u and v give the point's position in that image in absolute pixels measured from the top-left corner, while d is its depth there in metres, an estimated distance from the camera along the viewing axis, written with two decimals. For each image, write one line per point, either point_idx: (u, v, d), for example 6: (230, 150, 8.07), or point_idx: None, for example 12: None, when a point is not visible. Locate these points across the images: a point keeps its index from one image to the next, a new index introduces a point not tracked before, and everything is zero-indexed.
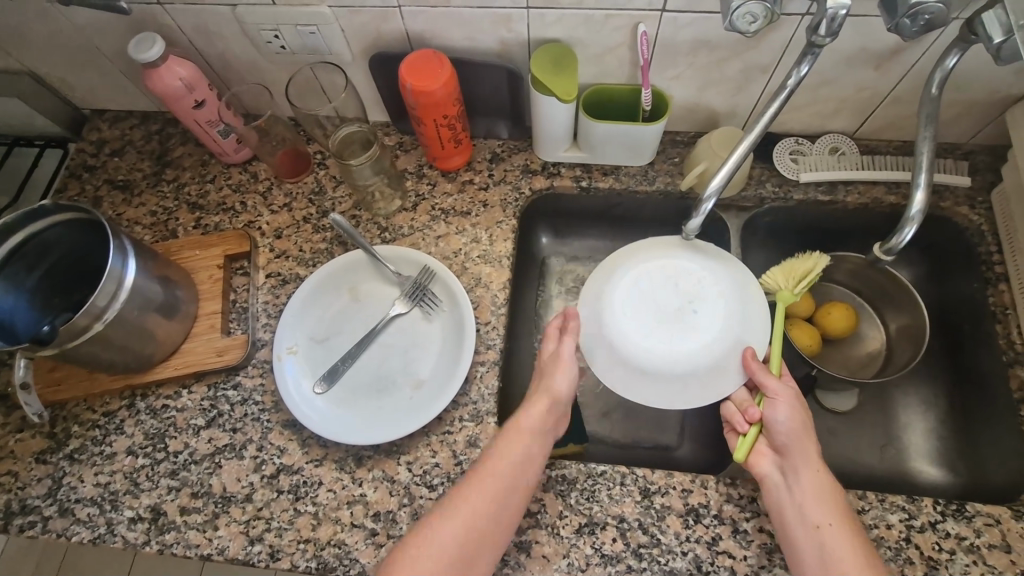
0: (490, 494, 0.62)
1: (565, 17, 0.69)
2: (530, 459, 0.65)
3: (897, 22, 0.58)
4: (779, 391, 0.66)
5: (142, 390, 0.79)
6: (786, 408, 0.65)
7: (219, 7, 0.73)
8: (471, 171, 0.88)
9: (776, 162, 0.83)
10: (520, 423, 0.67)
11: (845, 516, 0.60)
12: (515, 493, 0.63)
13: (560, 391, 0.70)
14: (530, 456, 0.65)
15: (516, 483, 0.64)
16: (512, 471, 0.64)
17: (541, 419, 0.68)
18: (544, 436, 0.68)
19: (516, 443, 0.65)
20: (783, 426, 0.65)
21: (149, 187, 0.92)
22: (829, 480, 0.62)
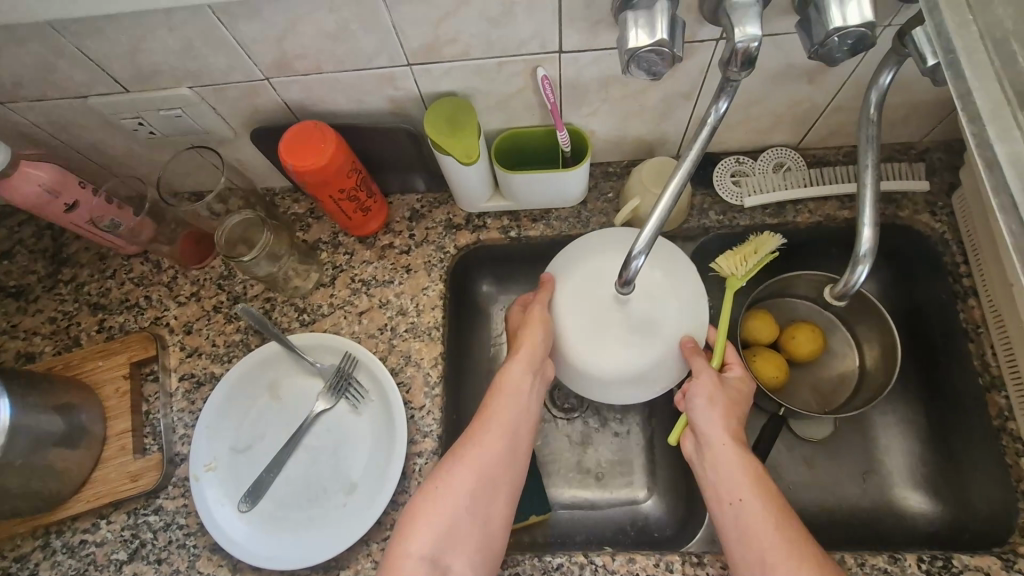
0: (468, 480, 0.60)
1: (454, 70, 0.61)
2: (506, 443, 0.63)
3: (821, 46, 0.49)
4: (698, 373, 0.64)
5: (57, 526, 0.71)
6: (700, 387, 0.63)
7: (69, 100, 0.65)
8: (390, 233, 0.80)
9: (718, 188, 0.75)
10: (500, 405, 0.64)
11: (760, 490, 0.58)
12: (494, 484, 0.62)
13: (527, 375, 0.66)
14: (508, 441, 0.63)
15: (497, 465, 0.62)
16: (489, 456, 0.62)
17: (513, 402, 0.65)
18: (521, 422, 0.65)
19: (490, 429, 0.63)
20: (697, 405, 0.63)
21: (45, 292, 0.83)
22: (743, 455, 0.60)
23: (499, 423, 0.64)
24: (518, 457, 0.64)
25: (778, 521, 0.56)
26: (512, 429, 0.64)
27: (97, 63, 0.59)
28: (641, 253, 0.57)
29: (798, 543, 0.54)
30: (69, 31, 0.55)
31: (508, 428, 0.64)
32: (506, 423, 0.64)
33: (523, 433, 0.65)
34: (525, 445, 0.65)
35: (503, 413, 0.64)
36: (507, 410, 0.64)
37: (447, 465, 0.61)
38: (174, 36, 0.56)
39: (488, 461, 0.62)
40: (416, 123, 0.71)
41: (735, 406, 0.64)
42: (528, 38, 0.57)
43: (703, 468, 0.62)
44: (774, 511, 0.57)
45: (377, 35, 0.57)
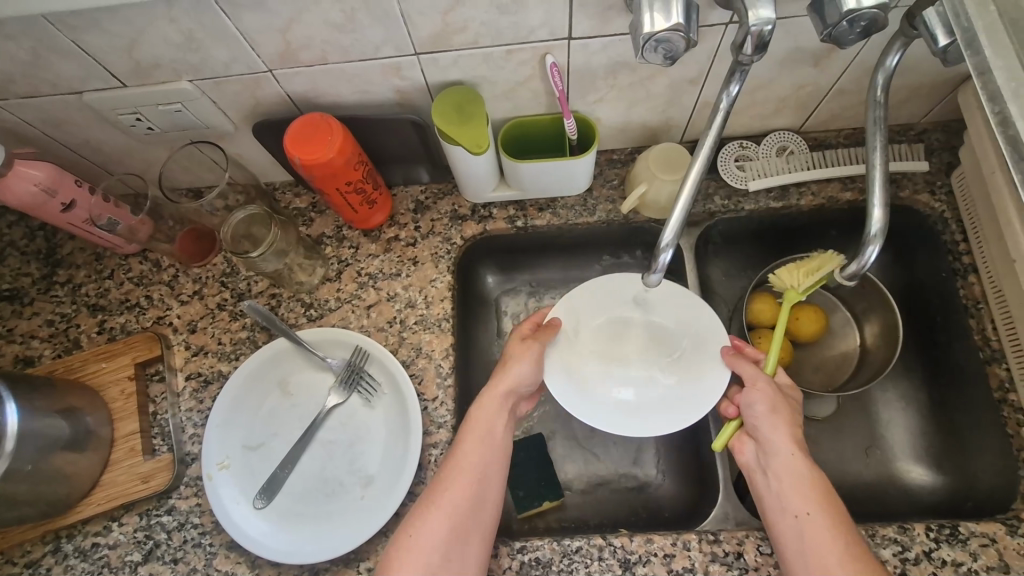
0: (440, 529, 0.60)
1: (462, 59, 0.61)
2: (475, 489, 0.62)
3: (834, 29, 0.50)
4: (757, 381, 0.65)
5: (67, 530, 0.70)
6: (758, 394, 0.64)
7: (63, 97, 0.63)
8: (395, 226, 0.80)
9: (722, 172, 0.76)
10: (473, 423, 0.66)
11: (823, 500, 0.58)
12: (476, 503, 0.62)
13: (499, 410, 0.67)
14: (479, 480, 0.63)
15: (471, 509, 0.61)
16: (461, 501, 0.61)
17: (481, 442, 0.65)
18: (491, 460, 0.64)
19: (461, 473, 0.62)
20: (756, 412, 0.64)
21: (40, 294, 0.81)
22: (807, 466, 0.60)
23: (470, 459, 0.63)
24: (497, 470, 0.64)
25: (841, 530, 0.56)
26: (483, 464, 0.64)
27: (92, 56, 0.57)
28: (670, 245, 0.60)
29: (863, 555, 0.55)
30: (65, 23, 0.53)
31: (478, 470, 0.63)
32: (477, 447, 0.64)
33: (494, 471, 0.64)
34: (496, 489, 0.64)
35: (472, 451, 0.64)
36: (473, 450, 0.64)
37: (419, 513, 0.61)
38: (175, 27, 0.54)
39: (460, 502, 0.61)
40: (422, 113, 0.70)
41: (795, 414, 0.64)
42: (538, 26, 0.57)
43: (762, 481, 0.62)
44: (836, 522, 0.57)
45: (383, 24, 0.55)
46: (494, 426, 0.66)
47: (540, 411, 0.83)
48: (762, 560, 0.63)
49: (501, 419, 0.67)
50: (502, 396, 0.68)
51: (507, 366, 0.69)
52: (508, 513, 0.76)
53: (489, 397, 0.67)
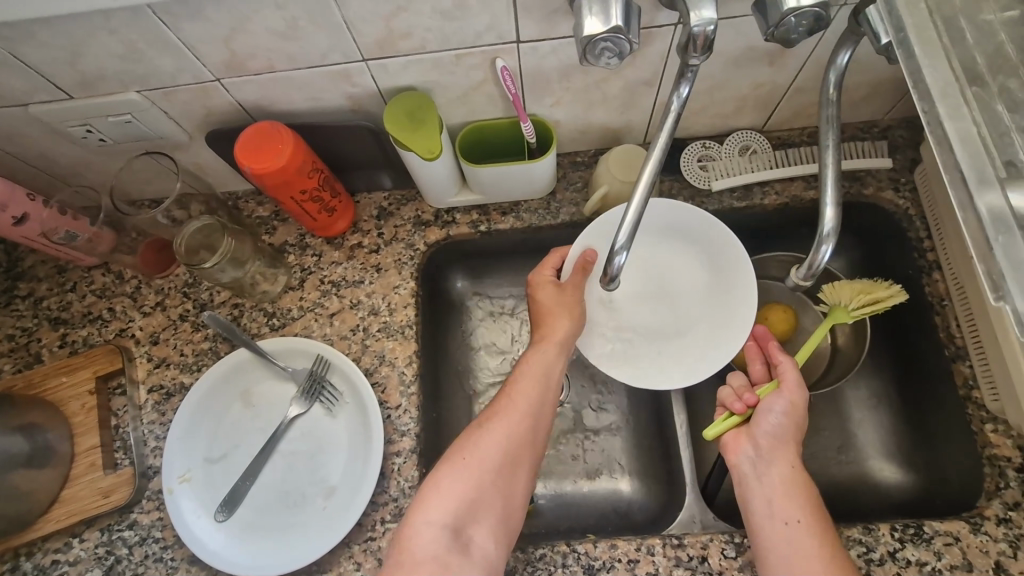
0: (493, 456, 0.61)
1: (411, 64, 0.60)
2: (528, 427, 0.63)
3: (776, 28, 0.50)
4: (790, 386, 0.64)
5: (26, 548, 0.69)
6: (782, 398, 0.63)
7: (10, 110, 0.62)
8: (358, 233, 0.79)
9: (685, 173, 0.76)
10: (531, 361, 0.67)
11: (818, 515, 0.57)
12: (530, 445, 0.63)
13: (559, 355, 0.67)
14: (531, 419, 0.64)
15: (524, 440, 0.62)
16: (516, 434, 0.62)
17: (537, 383, 0.65)
18: (544, 401, 0.65)
19: (519, 411, 0.63)
20: (774, 419, 0.62)
21: (1, 308, 0.80)
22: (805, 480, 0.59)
23: (528, 401, 0.64)
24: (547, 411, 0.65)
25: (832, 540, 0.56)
26: (539, 404, 0.65)
27: (33, 68, 0.57)
28: (623, 248, 0.58)
29: (848, 569, 0.54)
30: (2, 36, 0.52)
31: (527, 433, 0.63)
32: (533, 388, 0.65)
33: (547, 411, 0.65)
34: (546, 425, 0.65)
35: (531, 389, 0.65)
36: (530, 391, 0.65)
37: (471, 439, 0.62)
38: (115, 38, 0.54)
39: (515, 436, 0.62)
40: (377, 119, 0.69)
41: (802, 431, 0.64)
42: (484, 30, 0.56)
43: (754, 481, 0.60)
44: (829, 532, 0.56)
45: (326, 31, 0.55)
46: (551, 373, 0.66)
47: None
48: (727, 563, 0.62)
49: (556, 365, 0.67)
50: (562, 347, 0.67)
51: (554, 312, 0.68)
52: None
53: (551, 338, 0.67)
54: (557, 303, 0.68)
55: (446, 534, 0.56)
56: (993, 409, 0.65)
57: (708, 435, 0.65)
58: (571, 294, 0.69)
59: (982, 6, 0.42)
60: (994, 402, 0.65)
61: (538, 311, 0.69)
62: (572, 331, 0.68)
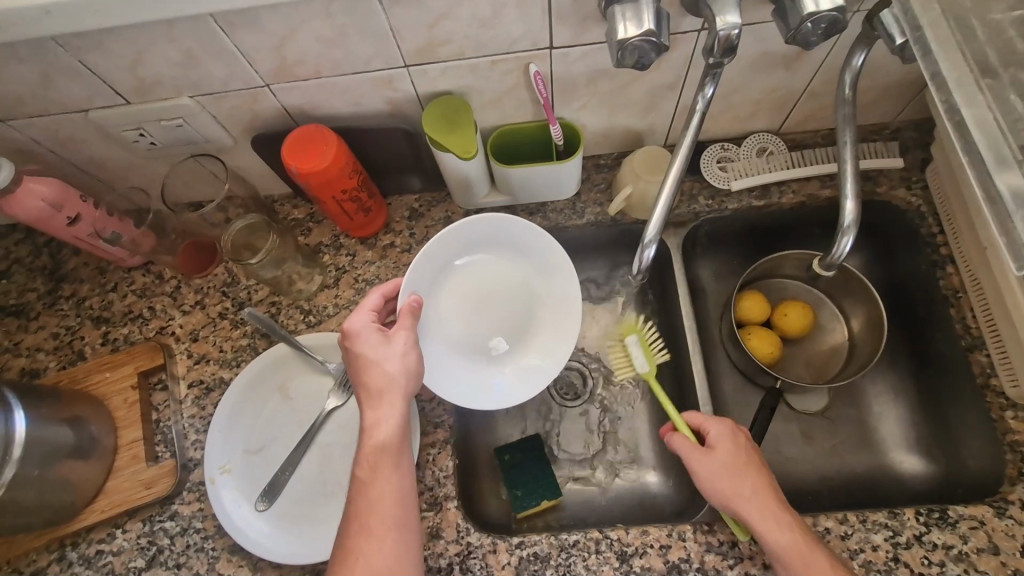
0: None
1: (450, 70, 0.64)
2: (392, 540, 0.55)
3: (797, 31, 0.53)
4: (694, 462, 0.64)
5: (72, 538, 0.71)
6: (704, 479, 0.63)
7: (69, 115, 0.66)
8: (390, 233, 0.82)
9: (704, 173, 0.79)
10: (370, 455, 0.58)
11: (806, 560, 0.57)
12: (404, 562, 0.54)
13: (396, 441, 0.59)
14: (391, 538, 0.55)
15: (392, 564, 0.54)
16: (383, 563, 0.54)
17: (385, 491, 0.57)
18: (404, 502, 0.57)
19: (375, 536, 0.55)
20: (712, 496, 0.62)
21: (46, 308, 0.83)
22: (778, 536, 0.58)
23: (380, 516, 0.55)
24: (409, 512, 0.57)
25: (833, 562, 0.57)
26: (397, 511, 0.56)
27: (97, 75, 0.60)
28: (652, 242, 0.63)
29: None
30: (72, 45, 0.56)
31: (392, 553, 0.54)
32: (384, 491, 0.57)
33: (408, 510, 0.57)
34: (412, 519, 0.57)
35: (383, 498, 0.56)
36: (382, 501, 0.56)
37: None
38: (176, 46, 0.57)
39: (381, 560, 0.54)
40: (413, 123, 0.73)
41: (745, 468, 0.63)
42: (520, 37, 0.60)
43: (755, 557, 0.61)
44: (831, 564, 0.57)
45: (373, 39, 0.59)
46: (393, 466, 0.58)
47: (537, 411, 0.84)
48: (757, 548, 0.64)
49: (391, 453, 0.59)
50: (397, 417, 0.60)
51: (381, 368, 0.61)
52: (507, 512, 0.77)
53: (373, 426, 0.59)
54: (378, 360, 0.61)
55: None
56: (1012, 396, 0.67)
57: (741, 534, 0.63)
58: (401, 350, 0.62)
59: (990, 7, 0.46)
60: (1012, 388, 0.67)
61: (358, 377, 0.61)
62: (404, 381, 0.61)
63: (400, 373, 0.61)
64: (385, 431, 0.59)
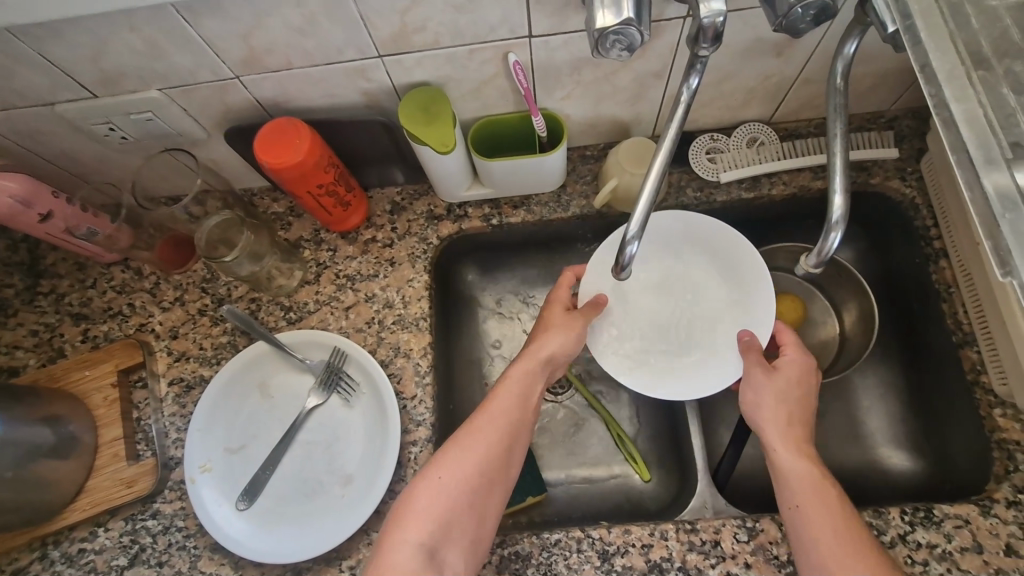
0: (470, 470, 0.60)
1: (425, 59, 0.62)
2: (507, 437, 0.63)
3: (785, 18, 0.51)
4: (753, 376, 0.66)
5: (54, 537, 0.71)
6: (760, 390, 0.65)
7: (35, 108, 0.64)
8: (372, 227, 0.80)
9: (693, 165, 0.77)
10: (516, 370, 0.67)
11: (819, 494, 0.57)
12: (509, 455, 0.63)
13: (543, 368, 0.68)
14: (509, 437, 0.63)
15: (500, 455, 0.62)
16: (497, 450, 0.62)
17: (522, 397, 0.66)
18: (522, 415, 0.65)
19: (496, 427, 0.63)
20: (754, 405, 0.65)
21: (24, 305, 0.82)
22: (804, 465, 0.60)
23: (508, 417, 0.64)
24: (526, 426, 0.66)
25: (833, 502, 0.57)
26: (518, 418, 0.64)
27: (59, 67, 0.58)
28: (635, 238, 0.59)
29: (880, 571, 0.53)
30: (29, 36, 0.54)
31: (504, 444, 0.62)
32: (519, 398, 0.66)
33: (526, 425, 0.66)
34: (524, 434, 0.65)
35: (515, 406, 0.65)
36: (513, 407, 0.65)
37: (452, 452, 0.61)
38: (138, 36, 0.55)
39: (491, 446, 0.62)
40: (391, 114, 0.71)
41: (803, 406, 0.64)
42: (497, 24, 0.58)
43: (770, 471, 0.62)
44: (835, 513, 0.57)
45: (343, 27, 0.56)
46: (531, 385, 0.67)
47: None
48: (739, 547, 0.63)
49: (539, 376, 0.68)
50: (557, 355, 0.69)
51: (549, 329, 0.70)
52: None
53: (536, 350, 0.69)
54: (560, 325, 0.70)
55: (421, 551, 0.56)
56: (1001, 394, 0.65)
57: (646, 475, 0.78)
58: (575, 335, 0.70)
59: None
60: (1002, 386, 0.65)
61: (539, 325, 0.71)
62: (570, 333, 0.70)
63: (562, 348, 0.69)
64: (533, 362, 0.68)
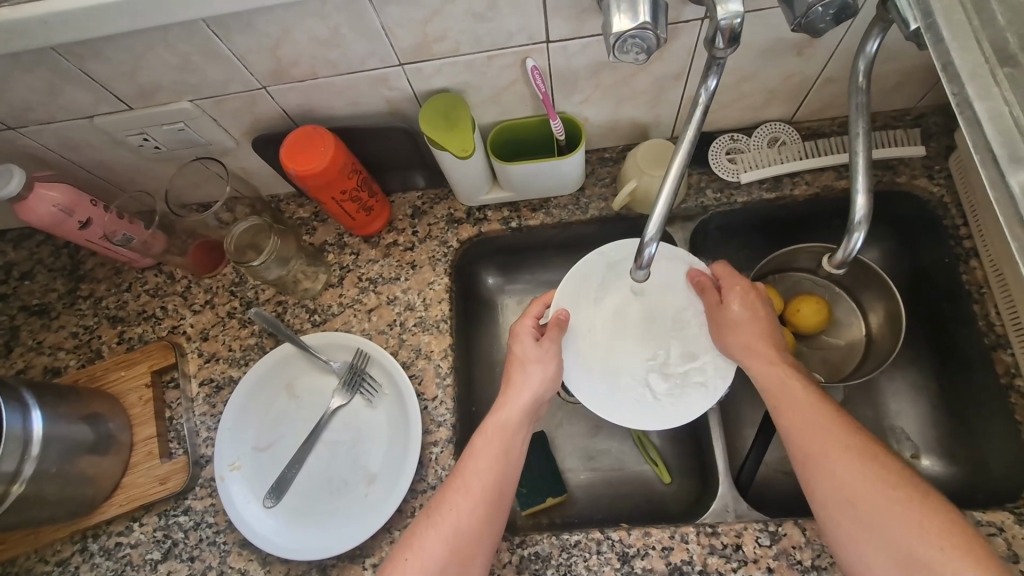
0: (442, 542, 0.58)
1: (446, 67, 0.63)
2: (484, 501, 0.60)
3: (804, 17, 0.51)
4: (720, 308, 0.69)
5: (93, 530, 0.74)
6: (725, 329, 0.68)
7: (76, 121, 0.67)
8: (393, 231, 0.82)
9: (714, 166, 0.76)
10: (489, 424, 0.66)
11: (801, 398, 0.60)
12: (490, 520, 0.60)
13: (520, 422, 0.66)
14: (488, 500, 0.60)
15: (475, 522, 0.59)
16: (468, 521, 0.59)
17: (498, 457, 0.63)
18: (502, 474, 0.62)
19: (469, 492, 0.60)
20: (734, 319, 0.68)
21: (66, 308, 0.86)
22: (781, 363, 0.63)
23: (480, 481, 0.61)
24: (509, 485, 0.63)
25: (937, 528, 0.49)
26: (495, 477, 0.62)
27: (99, 83, 0.61)
28: (653, 239, 0.59)
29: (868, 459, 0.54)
30: (72, 53, 0.57)
31: (481, 507, 0.60)
32: (494, 457, 0.63)
33: (505, 487, 0.62)
34: (507, 495, 0.62)
35: (488, 468, 0.62)
36: (486, 469, 0.62)
37: (421, 526, 0.59)
38: (173, 52, 0.58)
39: (466, 515, 0.59)
40: (412, 121, 0.72)
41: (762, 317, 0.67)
42: (516, 31, 0.59)
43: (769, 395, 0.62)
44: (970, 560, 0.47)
45: (367, 38, 0.58)
46: (511, 437, 0.65)
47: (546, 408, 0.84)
48: (761, 552, 0.62)
49: (518, 429, 0.66)
50: (528, 405, 0.67)
51: (526, 367, 0.69)
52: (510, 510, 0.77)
53: (513, 401, 0.67)
54: (530, 358, 0.69)
55: None
56: None
57: (667, 478, 0.78)
58: (547, 357, 0.70)
59: None
60: None
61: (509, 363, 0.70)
62: (542, 379, 0.69)
63: (543, 384, 0.69)
64: (511, 413, 0.67)
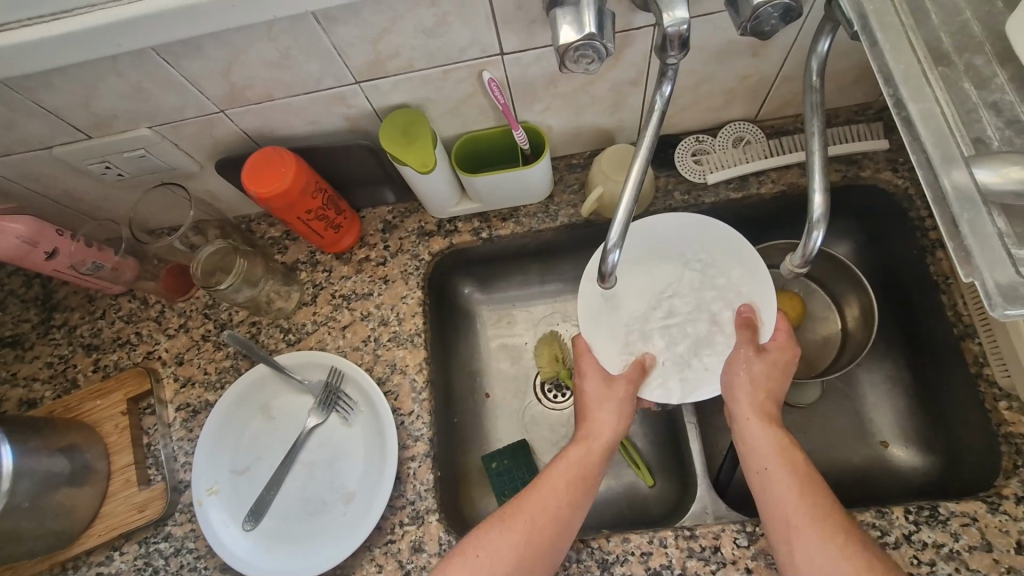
0: (513, 549, 0.59)
1: (401, 83, 0.63)
2: (557, 519, 0.61)
3: (750, 22, 0.51)
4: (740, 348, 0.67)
5: (72, 562, 0.73)
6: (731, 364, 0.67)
7: (35, 153, 0.67)
8: (365, 247, 0.82)
9: (680, 168, 0.77)
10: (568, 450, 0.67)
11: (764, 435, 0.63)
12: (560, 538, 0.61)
13: (602, 454, 0.67)
14: (561, 519, 0.61)
15: (546, 536, 0.60)
16: (537, 536, 0.60)
17: (574, 483, 0.64)
18: (578, 499, 0.63)
19: (545, 506, 0.62)
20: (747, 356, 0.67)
21: (39, 338, 0.85)
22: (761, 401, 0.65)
23: (557, 500, 0.62)
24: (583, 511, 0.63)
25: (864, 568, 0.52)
26: (570, 499, 0.63)
27: (54, 114, 0.61)
28: (615, 246, 0.58)
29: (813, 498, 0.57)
30: (22, 86, 0.57)
31: (554, 523, 0.61)
32: (567, 485, 0.63)
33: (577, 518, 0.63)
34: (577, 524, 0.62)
35: (562, 490, 0.63)
36: (563, 489, 0.63)
37: (494, 526, 0.61)
38: (124, 81, 0.58)
39: (539, 527, 0.60)
40: (374, 137, 0.72)
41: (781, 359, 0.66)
42: (467, 45, 0.58)
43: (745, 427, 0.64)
44: None
45: (318, 59, 0.58)
46: (590, 465, 0.66)
47: (526, 415, 0.85)
48: (739, 553, 0.63)
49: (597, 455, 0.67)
50: (609, 440, 0.68)
51: (603, 403, 0.69)
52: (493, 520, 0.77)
53: (594, 434, 0.68)
54: (607, 391, 0.70)
55: None
56: (1006, 386, 0.63)
57: (649, 481, 0.78)
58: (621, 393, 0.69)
59: None
60: (1005, 378, 0.63)
61: (584, 399, 0.71)
62: (620, 421, 0.68)
63: (617, 426, 0.68)
64: (592, 442, 0.67)
